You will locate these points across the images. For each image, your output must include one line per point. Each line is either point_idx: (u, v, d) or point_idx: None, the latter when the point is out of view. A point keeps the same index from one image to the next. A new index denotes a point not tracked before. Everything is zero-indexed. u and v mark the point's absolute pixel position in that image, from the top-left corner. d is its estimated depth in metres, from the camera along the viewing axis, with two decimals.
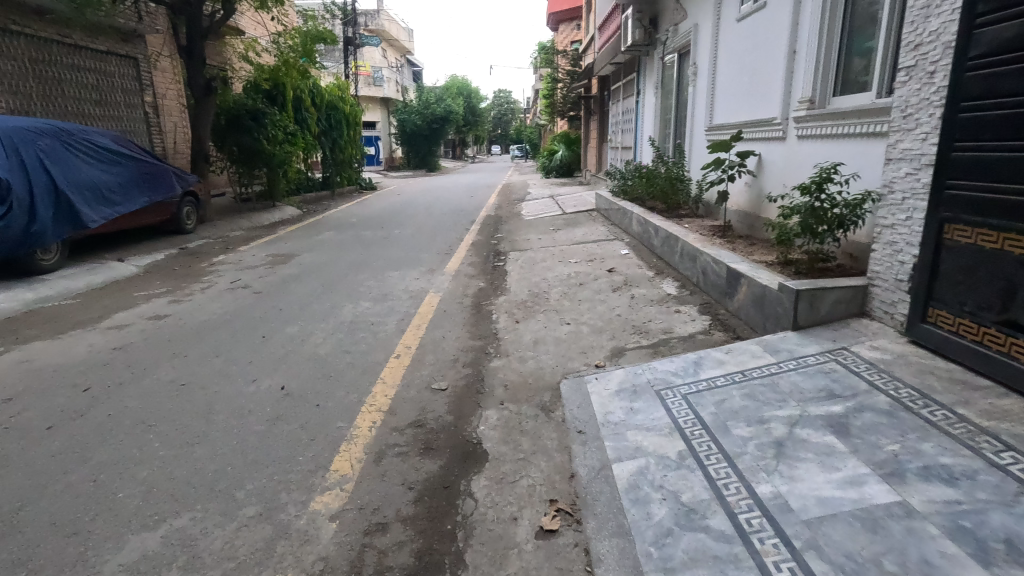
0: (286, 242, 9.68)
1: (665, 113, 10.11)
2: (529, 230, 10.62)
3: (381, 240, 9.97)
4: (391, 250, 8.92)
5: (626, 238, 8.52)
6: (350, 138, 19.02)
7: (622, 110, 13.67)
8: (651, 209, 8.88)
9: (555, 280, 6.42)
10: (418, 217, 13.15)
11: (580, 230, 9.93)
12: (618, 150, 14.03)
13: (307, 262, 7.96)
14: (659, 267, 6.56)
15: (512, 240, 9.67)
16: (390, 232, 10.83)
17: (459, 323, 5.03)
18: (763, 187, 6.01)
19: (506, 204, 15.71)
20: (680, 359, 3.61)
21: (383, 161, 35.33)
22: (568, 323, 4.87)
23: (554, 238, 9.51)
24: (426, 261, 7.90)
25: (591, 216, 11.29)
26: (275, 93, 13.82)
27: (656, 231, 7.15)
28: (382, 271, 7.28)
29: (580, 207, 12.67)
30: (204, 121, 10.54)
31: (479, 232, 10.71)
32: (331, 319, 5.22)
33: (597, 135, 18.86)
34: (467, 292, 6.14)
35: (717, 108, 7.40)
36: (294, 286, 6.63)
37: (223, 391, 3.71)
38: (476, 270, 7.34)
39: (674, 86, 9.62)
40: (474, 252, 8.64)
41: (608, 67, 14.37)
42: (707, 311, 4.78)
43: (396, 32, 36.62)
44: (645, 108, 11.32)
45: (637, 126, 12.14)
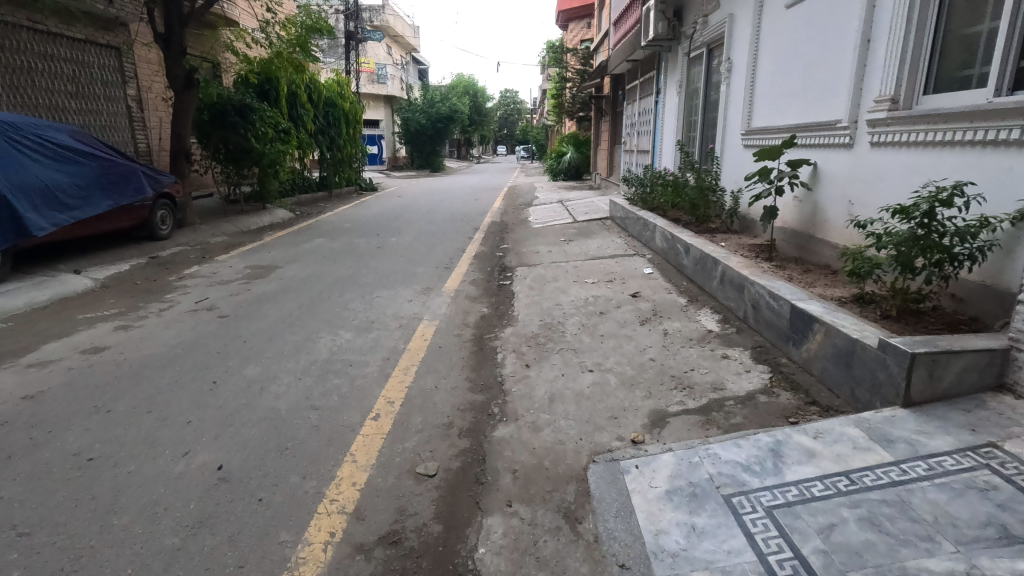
0: (270, 250, 8.80)
1: (691, 115, 9.18)
2: (537, 240, 9.70)
3: (375, 249, 9.06)
4: (386, 263, 8.02)
5: (647, 253, 7.60)
6: (349, 137, 18.11)
7: (639, 111, 12.73)
8: (676, 221, 7.95)
9: (571, 306, 5.50)
10: (418, 222, 12.25)
11: (594, 242, 8.99)
12: (633, 154, 13.09)
13: (288, 276, 7.06)
14: (692, 293, 5.63)
15: (519, 253, 8.74)
16: (386, 240, 9.91)
17: (456, 366, 4.12)
18: (820, 203, 5.08)
19: (512, 209, 14.82)
20: (750, 442, 2.68)
21: (386, 160, 34.40)
22: (591, 370, 3.96)
23: (566, 251, 8.57)
24: (423, 278, 6.99)
25: (605, 226, 10.35)
26: (268, 86, 12.95)
27: (686, 249, 6.22)
28: (372, 290, 6.37)
29: (593, 215, 11.72)
30: (184, 116, 9.63)
31: (483, 242, 9.78)
32: (301, 358, 4.32)
33: (609, 137, 17.92)
34: (468, 321, 5.23)
35: (759, 109, 6.46)
36: (267, 307, 5.73)
37: (138, 471, 2.81)
38: (479, 290, 6.42)
39: (702, 84, 8.69)
40: (477, 267, 7.71)
41: (624, 64, 13.43)
42: (764, 360, 3.86)
43: (401, 28, 35.75)
44: (667, 108, 10.39)
45: (657, 128, 11.21)
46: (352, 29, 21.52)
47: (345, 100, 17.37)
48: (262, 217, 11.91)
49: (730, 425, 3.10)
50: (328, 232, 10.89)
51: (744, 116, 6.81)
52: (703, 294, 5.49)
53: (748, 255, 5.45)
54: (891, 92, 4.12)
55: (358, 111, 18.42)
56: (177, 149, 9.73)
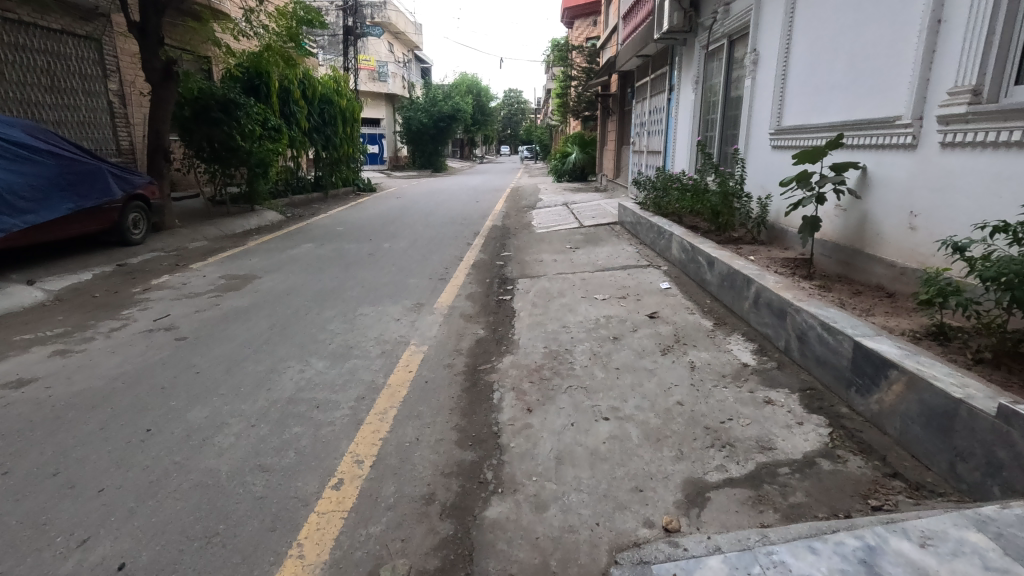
0: (251, 257, 8.13)
1: (709, 113, 8.47)
2: (541, 247, 9.00)
3: (367, 257, 8.38)
4: (376, 273, 7.33)
5: (662, 265, 6.89)
6: (346, 135, 17.46)
7: (650, 109, 12.02)
8: (695, 229, 7.22)
9: (580, 330, 4.80)
10: (415, 226, 11.56)
11: (603, 250, 8.28)
12: (643, 154, 12.38)
13: (265, 289, 6.38)
14: (719, 316, 4.92)
15: (521, 261, 8.03)
16: (379, 246, 9.23)
17: (443, 410, 3.42)
18: (872, 213, 4.37)
19: (515, 211, 14.14)
20: (830, 547, 1.96)
21: (387, 160, 33.79)
22: (607, 420, 3.25)
23: (573, 260, 7.85)
24: (414, 292, 6.29)
25: (614, 233, 9.64)
26: (258, 81, 12.30)
27: (710, 263, 5.50)
28: (356, 307, 5.67)
29: (600, 219, 11.01)
30: (162, 111, 8.95)
31: (483, 249, 9.08)
32: (260, 396, 3.63)
33: (616, 136, 17.23)
34: (461, 346, 4.53)
35: (792, 106, 5.74)
36: (234, 326, 5.04)
37: (15, 573, 2.13)
38: (475, 307, 5.71)
39: (722, 79, 7.97)
40: (475, 278, 7.01)
41: (634, 60, 12.72)
42: (818, 410, 3.14)
43: (403, 26, 35.12)
44: (681, 107, 9.69)
45: (670, 127, 10.50)
46: (350, 25, 20.80)
47: (343, 97, 16.72)
48: (249, 219, 11.23)
49: (791, 507, 2.40)
50: (318, 236, 10.21)
51: (773, 113, 6.10)
52: (733, 318, 4.77)
53: (784, 272, 4.73)
54: (975, 81, 3.39)
55: (356, 109, 17.78)
56: (155, 146, 9.04)
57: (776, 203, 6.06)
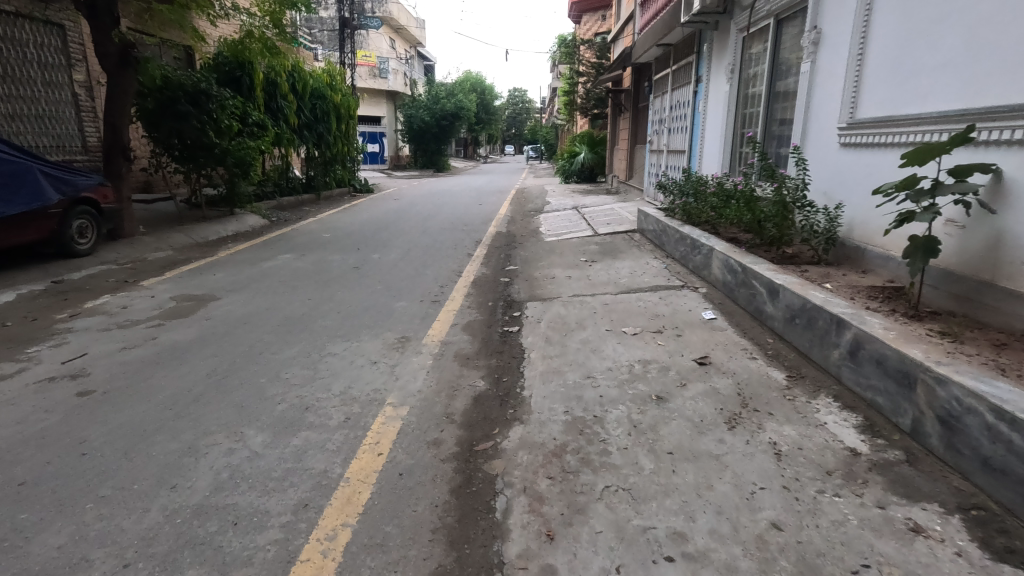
0: (217, 272, 7.03)
1: (749, 107, 7.32)
2: (552, 260, 7.85)
3: (352, 271, 7.27)
4: (358, 292, 6.21)
5: (700, 286, 5.72)
6: (340, 133, 16.38)
7: (672, 104, 10.88)
8: (737, 243, 6.07)
9: (610, 384, 3.65)
10: (411, 232, 10.46)
11: (624, 265, 7.13)
12: (663, 154, 11.23)
13: (220, 315, 5.26)
14: (790, 365, 3.77)
15: (529, 278, 6.90)
16: (367, 257, 8.12)
17: (422, 536, 2.29)
18: (1017, 232, 3.18)
19: (521, 215, 13.01)
20: None
21: (388, 159, 32.74)
22: (671, 561, 2.12)
23: (591, 276, 6.69)
24: (401, 320, 5.16)
25: (635, 243, 8.49)
26: (240, 73, 11.25)
27: (771, 291, 4.33)
28: (324, 342, 4.54)
29: (617, 226, 9.88)
30: (119, 101, 7.81)
31: (486, 261, 7.95)
32: (157, 502, 2.49)
33: (629, 135, 16.07)
34: (454, 409, 3.40)
35: (875, 94, 4.57)
36: (160, 373, 3.89)
37: None
38: (475, 342, 4.58)
39: (766, 67, 6.83)
40: (475, 300, 5.89)
41: (652, 51, 11.57)
42: (1010, 558, 2.01)
43: (405, 21, 34.02)
44: (712, 100, 8.56)
45: (697, 123, 9.34)
46: (346, 17, 19.64)
47: (337, 92, 15.65)
48: (226, 224, 10.13)
49: None
50: (301, 244, 9.12)
51: (845, 103, 4.92)
52: (813, 370, 3.62)
53: (883, 311, 3.55)
54: None
55: (352, 105, 16.73)
56: (113, 142, 7.89)
57: (848, 214, 4.91)
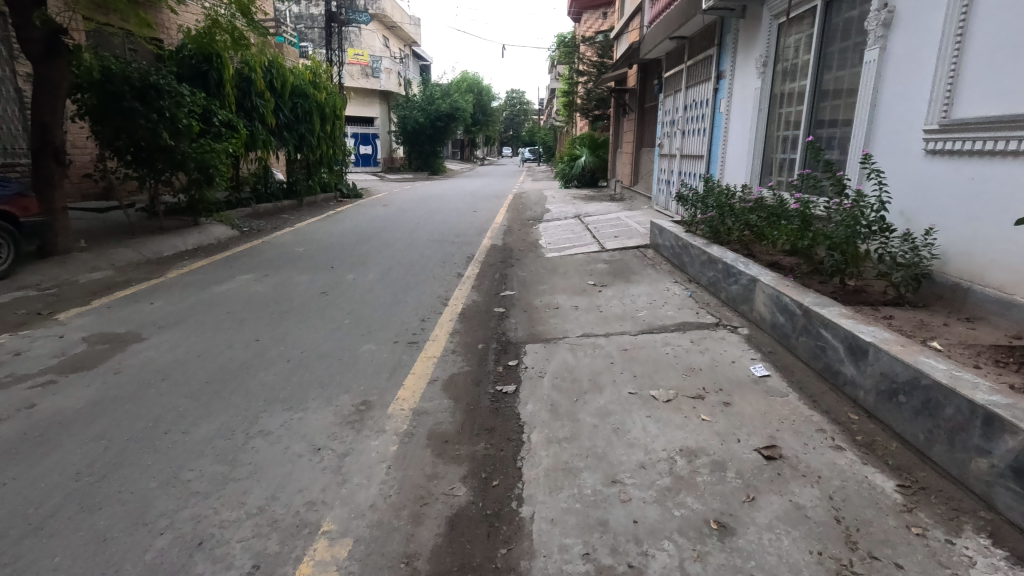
0: (156, 299, 5.89)
1: (788, 106, 6.25)
2: (554, 283, 6.76)
3: (319, 297, 6.15)
4: (320, 328, 5.10)
5: (739, 327, 4.63)
6: (325, 134, 15.30)
7: (686, 103, 9.83)
8: (783, 271, 4.98)
9: (648, 496, 2.56)
10: (395, 246, 9.38)
11: (640, 291, 6.05)
12: (676, 160, 10.18)
13: (135, 365, 4.13)
14: (898, 466, 2.67)
15: (527, 307, 5.81)
16: (340, 279, 7.01)
17: None
18: None
19: (518, 224, 11.95)
20: None
21: (381, 161, 31.66)
22: None
23: (602, 306, 5.60)
24: (366, 374, 4.05)
25: (649, 262, 7.41)
26: (206, 67, 10.20)
27: (854, 349, 3.23)
28: (257, 413, 3.41)
29: (625, 240, 8.80)
30: (48, 95, 6.69)
31: (477, 284, 6.86)
32: None
33: (634, 137, 15.04)
34: (419, 546, 2.30)
35: (984, 87, 3.49)
36: (7, 475, 2.75)
37: None
38: (457, 412, 3.48)
39: (810, 58, 5.77)
40: (462, 341, 4.79)
41: (663, 45, 10.54)
42: None
43: (399, 18, 32.95)
44: (738, 99, 7.52)
45: (718, 125, 8.28)
46: (334, 11, 18.55)
47: (321, 91, 14.58)
48: (187, 236, 8.99)
49: None
50: (267, 261, 8.01)
51: (936, 100, 3.83)
52: (939, 480, 2.53)
53: None
54: None
55: (338, 105, 15.67)
56: (41, 143, 6.75)
57: (940, 242, 3.82)
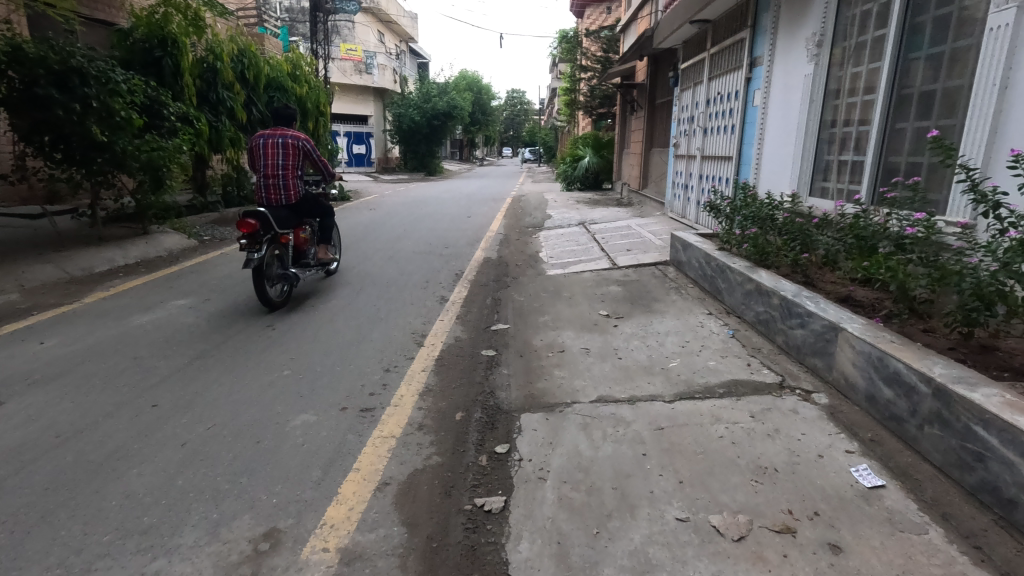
0: (51, 335, 4.64)
1: (852, 95, 5.01)
2: (558, 312, 5.51)
3: (264, 332, 4.91)
4: (249, 381, 3.86)
5: (814, 392, 3.38)
6: (307, 131, 14.03)
7: (709, 96, 8.58)
8: (868, 312, 3.74)
9: None
10: (374, 260, 8.12)
11: (667, 328, 4.81)
12: (696, 161, 8.94)
13: None
14: None
15: (524, 348, 4.57)
16: (297, 305, 5.75)
17: None
18: None
19: (516, 232, 10.73)
20: None
21: (375, 161, 30.44)
22: None
23: (620, 351, 4.36)
24: (288, 470, 2.79)
25: (671, 285, 6.18)
26: (160, 52, 8.90)
27: None
28: (89, 563, 2.16)
29: (640, 256, 7.56)
30: None
31: (464, 312, 5.62)
32: None
33: (642, 137, 13.80)
34: None
35: None
36: None
37: None
38: (411, 557, 2.23)
39: (887, 34, 4.54)
40: (435, 407, 3.54)
41: (680, 31, 9.30)
42: None
43: (394, 13, 31.74)
44: (777, 90, 6.27)
45: (751, 122, 7.03)
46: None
47: (302, 85, 13.32)
48: (129, 247, 7.74)
49: None
50: (217, 279, 6.76)
51: None
52: None
53: None
54: None
55: (322, 101, 14.43)
56: None
57: None
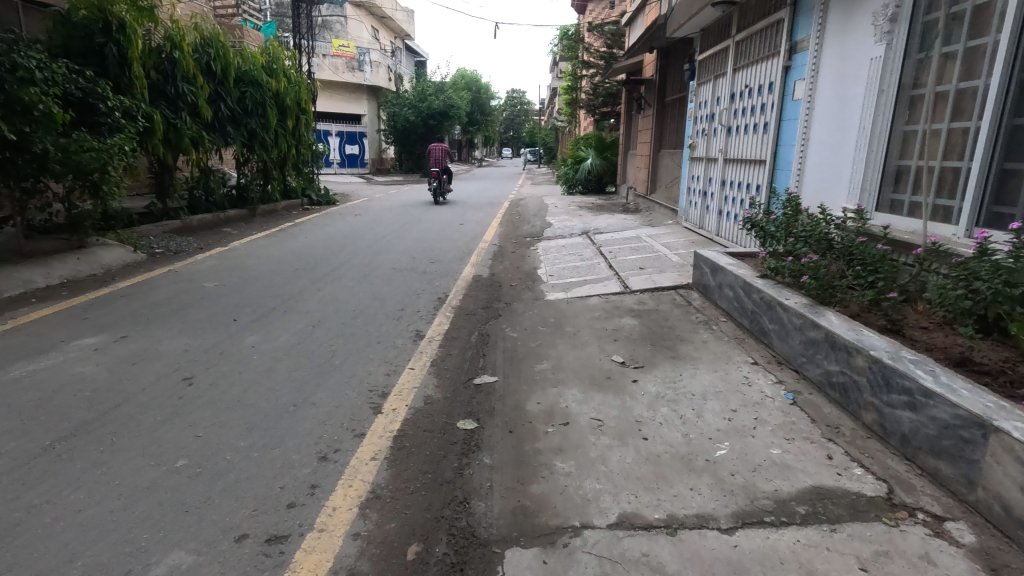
0: None
1: (944, 81, 3.86)
2: (560, 356, 4.37)
3: (177, 387, 3.76)
4: (120, 480, 2.71)
5: (950, 521, 2.23)
6: (287, 130, 12.85)
7: (733, 89, 7.43)
8: (1010, 383, 2.59)
9: None
10: (344, 278, 6.97)
11: (703, 387, 3.65)
12: (718, 164, 7.80)
13: None
14: None
15: (515, 416, 3.42)
16: (233, 345, 4.59)
17: None
18: None
19: (512, 244, 9.58)
20: None
21: (369, 163, 29.34)
22: None
23: (646, 428, 3.20)
24: None
25: (699, 318, 5.03)
26: (101, 39, 7.76)
27: None
28: None
29: (655, 276, 6.42)
30: None
31: (441, 356, 4.47)
32: None
33: (651, 137, 12.67)
34: None
35: None
36: None
37: None
38: None
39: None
40: (381, 535, 2.39)
41: (700, 16, 8.16)
42: None
43: (389, 10, 30.66)
44: (828, 79, 5.11)
45: (791, 119, 5.88)
46: None
47: (279, 78, 12.15)
48: (56, 264, 6.58)
49: None
50: (147, 306, 5.59)
51: None
52: None
53: None
54: None
55: (304, 96, 13.24)
56: None
57: None
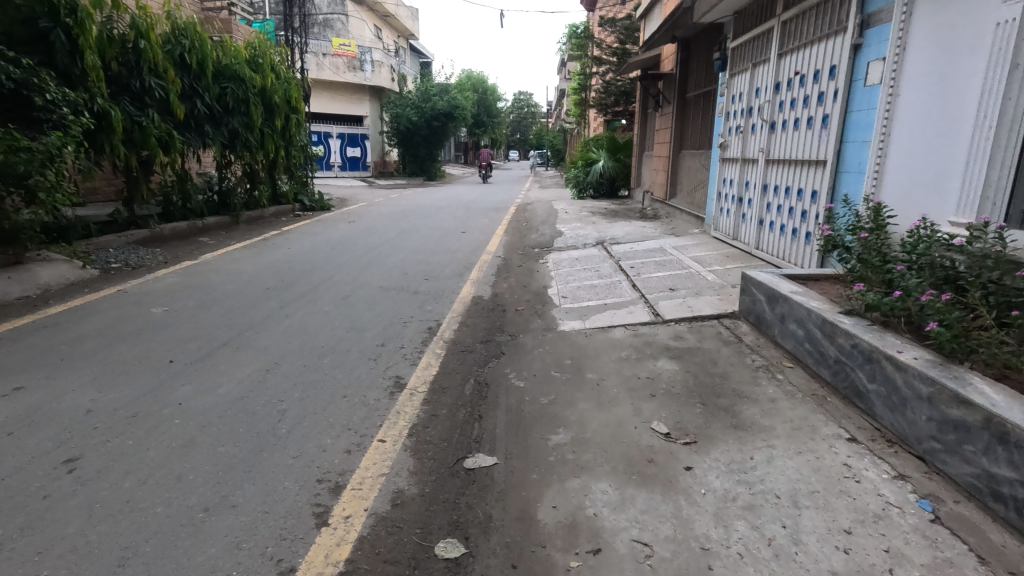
0: None
1: None
2: (580, 420, 3.28)
3: (50, 476, 2.69)
4: None
5: None
6: (275, 130, 11.85)
7: (779, 77, 6.31)
8: None
9: None
10: (320, 301, 5.91)
11: (792, 484, 2.54)
12: (758, 166, 6.67)
13: None
14: None
15: (520, 535, 2.33)
16: (155, 400, 3.53)
17: None
18: None
19: (519, 256, 8.51)
20: None
21: (371, 166, 28.38)
22: None
23: (718, 566, 2.10)
24: None
25: (756, 362, 3.92)
26: (48, 26, 6.75)
27: None
28: None
29: (690, 300, 5.32)
30: None
31: (423, 418, 3.38)
32: None
33: (670, 137, 11.55)
34: None
35: None
36: None
37: None
38: None
39: None
40: None
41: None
42: None
43: (391, 8, 29.64)
44: (923, 57, 3.98)
45: (862, 111, 4.74)
46: None
47: (266, 75, 11.14)
48: None
49: None
50: (69, 341, 4.54)
51: None
52: None
53: None
54: None
55: (294, 94, 12.23)
56: None
57: None
